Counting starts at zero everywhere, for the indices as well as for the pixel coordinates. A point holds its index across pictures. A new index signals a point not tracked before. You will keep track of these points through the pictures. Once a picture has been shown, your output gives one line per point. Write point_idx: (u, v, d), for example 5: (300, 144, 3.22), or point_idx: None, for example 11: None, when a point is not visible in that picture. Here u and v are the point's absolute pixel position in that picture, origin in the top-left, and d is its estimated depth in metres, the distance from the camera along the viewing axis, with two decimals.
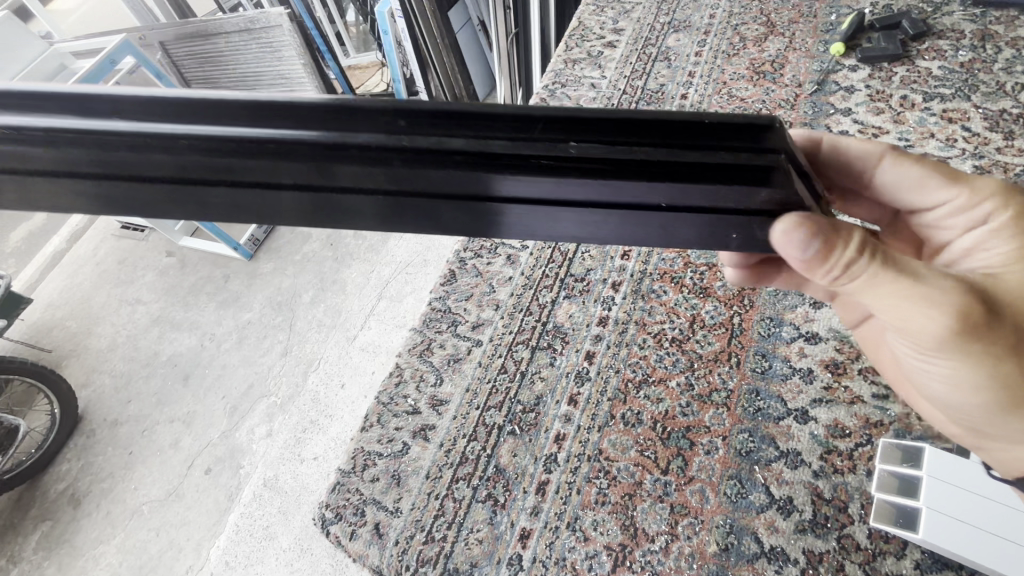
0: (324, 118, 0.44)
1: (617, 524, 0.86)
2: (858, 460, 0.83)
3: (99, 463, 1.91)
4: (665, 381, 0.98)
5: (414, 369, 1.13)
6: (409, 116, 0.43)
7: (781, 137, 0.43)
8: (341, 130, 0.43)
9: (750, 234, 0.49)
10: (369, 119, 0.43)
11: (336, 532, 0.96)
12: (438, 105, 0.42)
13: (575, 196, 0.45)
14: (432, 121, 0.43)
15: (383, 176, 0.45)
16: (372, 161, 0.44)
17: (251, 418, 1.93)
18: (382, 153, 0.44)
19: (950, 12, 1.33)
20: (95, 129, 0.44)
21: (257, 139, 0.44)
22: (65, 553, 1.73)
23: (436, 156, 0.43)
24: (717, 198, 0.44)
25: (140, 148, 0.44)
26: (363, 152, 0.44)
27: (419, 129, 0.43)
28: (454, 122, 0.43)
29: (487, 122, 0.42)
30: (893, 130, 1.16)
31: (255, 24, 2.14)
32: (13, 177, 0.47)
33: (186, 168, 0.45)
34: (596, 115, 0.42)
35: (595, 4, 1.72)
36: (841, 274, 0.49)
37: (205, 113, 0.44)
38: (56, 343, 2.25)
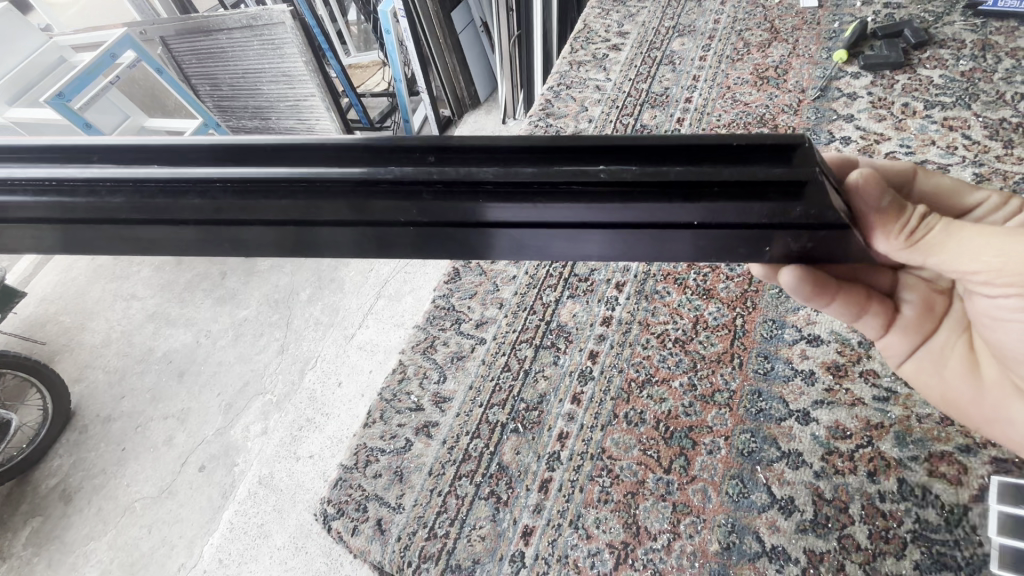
0: (364, 158, 0.52)
1: (619, 523, 0.86)
2: (858, 461, 0.84)
3: (91, 459, 1.90)
4: (668, 381, 0.98)
5: (417, 366, 1.13)
6: (440, 153, 0.52)
7: (773, 152, 0.50)
8: (380, 169, 0.51)
9: (753, 247, 0.54)
10: (408, 157, 0.52)
11: (337, 528, 0.95)
12: (465, 143, 0.51)
13: (584, 217, 0.51)
14: (463, 157, 0.51)
15: (419, 206, 0.52)
16: (410, 193, 0.51)
17: (246, 415, 1.92)
18: (419, 186, 0.51)
19: (951, 22, 1.35)
20: (137, 177, 0.53)
21: (303, 181, 0.52)
22: (55, 550, 1.72)
23: (466, 185, 0.51)
24: (714, 212, 0.50)
25: (176, 196, 0.53)
26: (402, 186, 0.51)
27: (450, 162, 0.51)
28: (480, 156, 0.51)
29: (509, 155, 0.51)
30: (895, 137, 1.18)
31: (257, 22, 2.10)
32: (72, 219, 0.56)
33: (220, 211, 0.53)
34: (605, 147, 0.50)
35: (601, 7, 1.73)
36: (914, 230, 0.55)
37: (239, 158, 0.53)
38: (49, 337, 2.24)
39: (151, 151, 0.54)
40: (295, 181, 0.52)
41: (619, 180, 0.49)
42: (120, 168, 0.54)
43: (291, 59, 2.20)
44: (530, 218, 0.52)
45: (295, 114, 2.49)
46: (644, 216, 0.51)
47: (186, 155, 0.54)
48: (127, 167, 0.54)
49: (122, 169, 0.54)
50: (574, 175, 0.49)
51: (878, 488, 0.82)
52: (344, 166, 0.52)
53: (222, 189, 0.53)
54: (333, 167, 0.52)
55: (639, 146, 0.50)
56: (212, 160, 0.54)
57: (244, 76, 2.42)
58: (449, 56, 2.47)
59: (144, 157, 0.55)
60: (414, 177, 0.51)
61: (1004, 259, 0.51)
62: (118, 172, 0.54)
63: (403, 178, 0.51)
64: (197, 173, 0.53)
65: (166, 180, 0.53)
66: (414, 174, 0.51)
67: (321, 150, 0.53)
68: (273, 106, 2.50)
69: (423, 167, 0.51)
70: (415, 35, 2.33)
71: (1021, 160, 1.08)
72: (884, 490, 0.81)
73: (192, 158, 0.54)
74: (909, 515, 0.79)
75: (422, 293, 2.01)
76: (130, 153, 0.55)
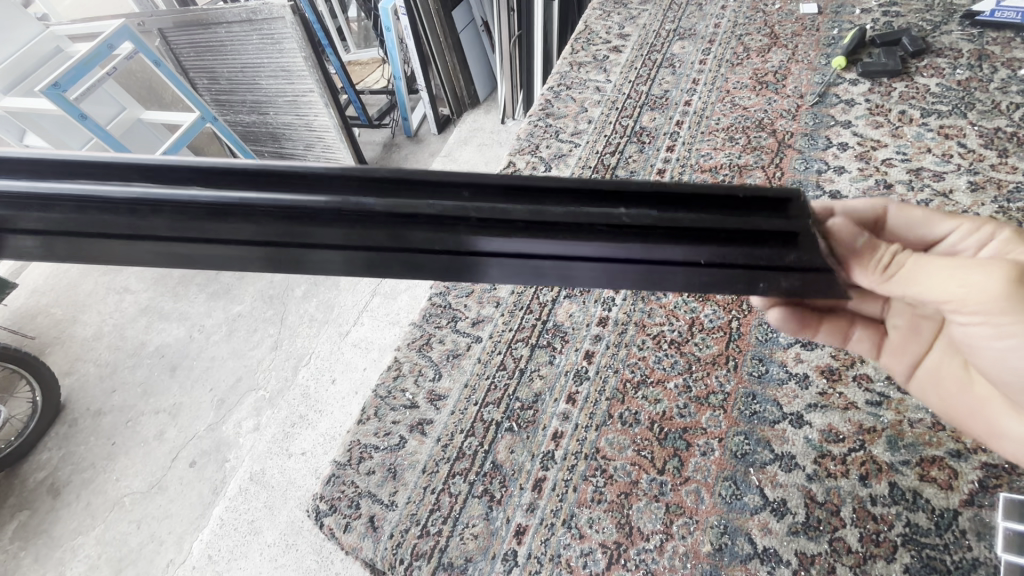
0: (399, 190, 0.54)
1: (613, 523, 0.86)
2: (850, 465, 0.85)
3: (80, 453, 1.88)
4: (663, 382, 0.99)
5: (413, 364, 1.13)
6: (467, 189, 0.54)
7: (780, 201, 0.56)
8: (409, 201, 0.53)
9: (775, 284, 0.55)
10: (433, 191, 0.54)
11: (330, 524, 0.95)
12: (491, 180, 0.54)
13: (611, 254, 0.55)
14: (490, 193, 0.54)
15: (443, 235, 0.54)
16: (439, 223, 0.54)
17: (239, 411, 1.91)
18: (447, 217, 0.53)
19: (948, 31, 1.36)
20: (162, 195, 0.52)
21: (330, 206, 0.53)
22: (42, 544, 1.70)
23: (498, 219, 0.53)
24: (727, 255, 0.55)
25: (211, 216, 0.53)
26: (430, 218, 0.54)
27: (479, 198, 0.54)
28: (507, 193, 0.54)
29: (536, 195, 0.54)
30: (891, 144, 1.19)
31: (257, 16, 2.11)
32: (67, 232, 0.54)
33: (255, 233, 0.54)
34: (635, 189, 0.53)
35: (601, 9, 1.74)
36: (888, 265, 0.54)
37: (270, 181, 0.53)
38: (40, 330, 2.22)
39: (158, 171, 0.53)
40: (324, 208, 0.53)
41: (645, 224, 0.54)
42: (128, 187, 0.53)
43: (290, 54, 2.19)
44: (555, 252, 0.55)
45: (292, 110, 2.47)
46: (663, 255, 0.55)
47: (200, 176, 0.53)
48: (134, 187, 0.53)
49: (130, 189, 0.52)
50: (603, 218, 0.54)
51: (870, 492, 0.82)
52: (369, 194, 0.53)
53: (247, 213, 0.53)
54: (360, 196, 0.53)
55: (666, 192, 0.54)
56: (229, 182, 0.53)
57: (242, 70, 2.41)
58: (449, 55, 2.47)
59: (151, 174, 0.53)
60: (444, 210, 0.53)
61: (967, 290, 0.49)
62: (127, 191, 0.52)
63: (433, 212, 0.53)
64: (216, 194, 0.53)
65: (185, 201, 0.53)
66: (446, 207, 0.53)
67: (342, 177, 0.53)
68: (270, 101, 2.48)
69: (452, 201, 0.54)
70: (415, 32, 2.33)
71: (1015, 169, 1.09)
72: (876, 493, 0.82)
73: (205, 179, 0.53)
74: (900, 519, 0.79)
75: (418, 291, 2.00)
76: (135, 171, 0.53)
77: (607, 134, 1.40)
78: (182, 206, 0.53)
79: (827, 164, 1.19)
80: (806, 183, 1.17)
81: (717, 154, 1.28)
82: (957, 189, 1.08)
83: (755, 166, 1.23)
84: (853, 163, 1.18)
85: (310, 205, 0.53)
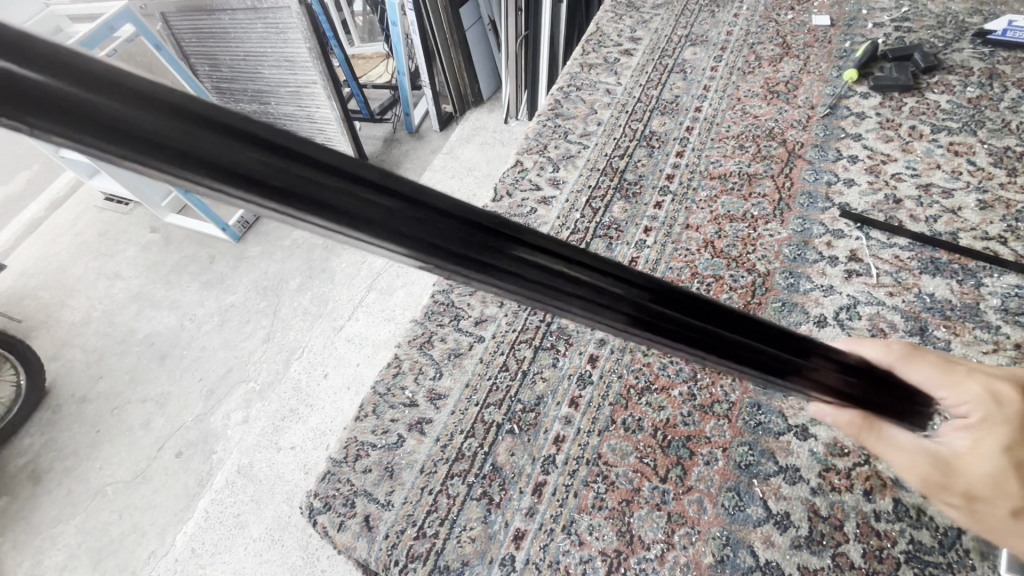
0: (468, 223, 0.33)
1: (613, 530, 0.85)
2: (855, 479, 0.84)
3: (63, 440, 1.85)
4: (668, 390, 0.97)
5: (413, 361, 1.11)
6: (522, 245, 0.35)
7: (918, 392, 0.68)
8: (428, 220, 0.30)
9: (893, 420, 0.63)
10: (471, 226, 0.32)
11: (323, 522, 0.93)
12: (554, 236, 0.37)
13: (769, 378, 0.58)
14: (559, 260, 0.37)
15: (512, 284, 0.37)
16: (491, 271, 0.35)
17: (227, 403, 1.86)
18: (492, 262, 0.34)
19: (959, 49, 1.36)
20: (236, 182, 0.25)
21: (349, 206, 0.28)
22: (19, 531, 1.67)
23: (563, 290, 0.38)
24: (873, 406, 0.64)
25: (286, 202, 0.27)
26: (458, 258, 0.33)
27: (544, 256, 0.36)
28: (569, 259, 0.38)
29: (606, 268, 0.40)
30: (901, 158, 1.18)
31: (262, 4, 2.08)
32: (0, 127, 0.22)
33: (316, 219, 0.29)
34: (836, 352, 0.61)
35: (613, 11, 1.73)
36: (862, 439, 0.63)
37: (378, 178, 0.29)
38: (27, 313, 2.18)
39: (127, 89, 0.21)
40: (335, 202, 0.27)
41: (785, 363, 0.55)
42: (67, 110, 0.20)
43: (294, 44, 2.17)
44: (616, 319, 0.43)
45: (294, 101, 2.43)
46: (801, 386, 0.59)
47: (203, 121, 0.23)
48: (84, 118, 0.21)
49: (72, 115, 0.20)
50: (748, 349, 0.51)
51: (875, 507, 0.81)
52: (395, 211, 0.29)
53: (255, 190, 0.25)
54: (379, 203, 0.28)
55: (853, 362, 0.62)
56: (246, 143, 0.24)
57: (246, 58, 2.37)
58: (455, 52, 2.45)
59: (120, 93, 0.21)
60: (495, 260, 0.34)
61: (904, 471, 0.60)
62: (63, 117, 0.20)
63: (473, 252, 0.33)
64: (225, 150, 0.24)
65: (184, 153, 0.23)
66: (499, 256, 0.34)
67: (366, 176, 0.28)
68: (272, 91, 2.45)
69: (494, 246, 0.34)
70: (421, 27, 2.32)
71: None
72: (880, 509, 0.81)
73: (215, 127, 0.23)
74: (904, 535, 0.78)
75: (415, 288, 1.99)
76: (88, 75, 0.21)
77: (616, 137, 1.39)
78: (159, 146, 0.22)
79: (837, 176, 1.19)
80: (815, 195, 1.17)
81: (726, 162, 1.27)
82: (965, 208, 1.09)
83: (764, 176, 1.23)
84: (863, 176, 1.18)
85: (328, 187, 0.27)
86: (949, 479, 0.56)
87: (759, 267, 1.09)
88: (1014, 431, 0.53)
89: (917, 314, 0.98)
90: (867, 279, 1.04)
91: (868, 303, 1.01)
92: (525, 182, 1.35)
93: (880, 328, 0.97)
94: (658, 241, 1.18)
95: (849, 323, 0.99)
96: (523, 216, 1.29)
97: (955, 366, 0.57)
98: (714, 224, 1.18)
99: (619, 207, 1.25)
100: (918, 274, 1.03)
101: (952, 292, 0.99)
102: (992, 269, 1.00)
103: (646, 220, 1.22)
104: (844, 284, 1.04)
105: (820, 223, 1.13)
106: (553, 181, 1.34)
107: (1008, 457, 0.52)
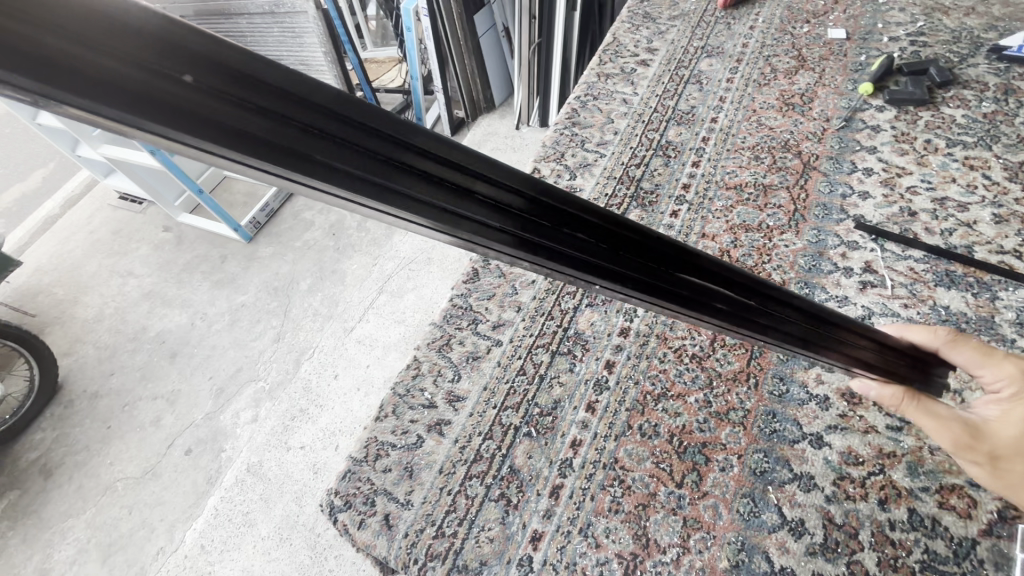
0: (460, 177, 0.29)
1: (629, 534, 0.86)
2: (869, 488, 0.85)
3: (76, 435, 1.88)
4: (684, 397, 0.99)
5: (432, 363, 1.13)
6: (522, 200, 0.32)
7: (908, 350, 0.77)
8: (424, 173, 0.27)
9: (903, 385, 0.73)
10: (471, 178, 0.29)
11: (343, 520, 0.95)
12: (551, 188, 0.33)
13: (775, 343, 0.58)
14: (560, 217, 0.34)
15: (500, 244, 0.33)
16: (479, 226, 0.31)
17: (238, 401, 1.89)
18: (488, 220, 0.31)
19: (975, 64, 1.37)
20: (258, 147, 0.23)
21: (337, 160, 0.24)
22: (32, 525, 1.70)
23: (555, 246, 0.35)
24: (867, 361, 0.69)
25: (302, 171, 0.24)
26: (453, 220, 0.30)
27: (542, 213, 0.33)
28: (570, 215, 0.34)
29: (608, 224, 0.37)
30: (916, 172, 1.20)
31: (280, 8, 2.12)
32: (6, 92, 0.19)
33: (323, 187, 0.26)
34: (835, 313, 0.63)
35: (630, 22, 1.75)
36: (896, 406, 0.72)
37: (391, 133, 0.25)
38: (42, 309, 2.22)
39: (113, 24, 0.17)
40: (322, 155, 0.24)
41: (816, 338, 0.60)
42: (34, 54, 0.16)
43: (310, 48, 2.21)
44: (612, 281, 0.40)
45: None
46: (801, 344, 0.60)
47: (195, 60, 0.19)
48: (54, 62, 0.17)
49: (44, 60, 0.17)
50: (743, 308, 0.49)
51: (890, 517, 0.82)
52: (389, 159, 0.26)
53: (238, 145, 0.22)
54: (370, 154, 0.25)
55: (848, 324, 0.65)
56: (237, 90, 0.21)
57: None
58: (469, 59, 2.47)
59: (110, 34, 0.17)
60: (492, 218, 0.31)
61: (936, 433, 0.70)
62: (27, 61, 0.16)
63: (469, 209, 0.30)
64: (211, 100, 0.20)
65: (169, 104, 0.20)
66: (496, 212, 0.31)
67: (364, 120, 0.24)
68: None
69: (492, 203, 0.31)
70: (436, 33, 2.35)
71: None
72: (894, 518, 0.82)
73: (211, 70, 0.20)
74: (918, 545, 0.79)
75: (426, 291, 2.01)
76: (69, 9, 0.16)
77: (632, 146, 1.41)
78: (168, 109, 0.20)
79: (852, 188, 1.20)
80: (831, 207, 1.18)
81: (742, 172, 1.29)
82: (980, 222, 1.10)
83: (780, 187, 1.24)
84: (878, 189, 1.19)
85: (321, 137, 0.23)
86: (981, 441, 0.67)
87: (775, 277, 1.11)
88: None
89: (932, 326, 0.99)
90: (883, 290, 1.05)
91: (882, 314, 1.02)
92: None
93: None
94: None
95: None
96: None
97: (994, 353, 0.70)
98: (730, 234, 1.19)
99: (636, 215, 1.27)
100: (933, 287, 1.04)
101: (968, 305, 1.00)
102: (1006, 282, 1.01)
103: (662, 228, 1.24)
104: (860, 295, 1.05)
105: (835, 234, 1.14)
106: (570, 189, 1.36)
107: None
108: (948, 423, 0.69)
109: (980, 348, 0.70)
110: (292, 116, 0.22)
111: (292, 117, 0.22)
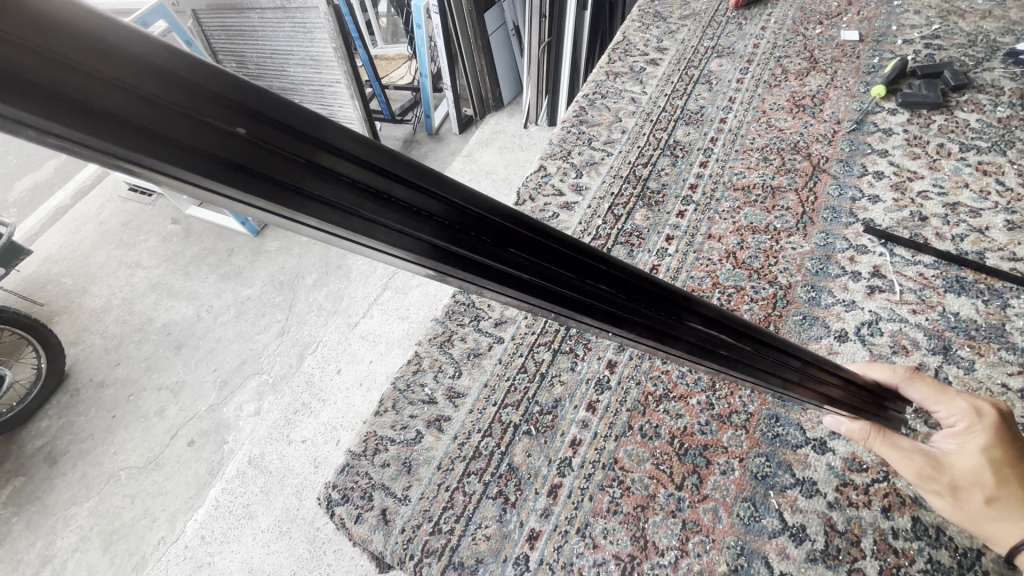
0: (445, 210, 0.27)
1: (627, 535, 0.85)
2: (872, 495, 0.83)
3: (80, 424, 1.89)
4: (686, 398, 0.98)
5: (433, 359, 1.12)
6: (501, 231, 0.30)
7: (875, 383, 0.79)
8: (411, 206, 0.26)
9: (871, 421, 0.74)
10: (464, 215, 0.28)
11: (341, 513, 0.94)
12: (533, 221, 0.32)
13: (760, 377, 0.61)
14: (541, 249, 0.33)
15: (477, 274, 0.32)
16: (459, 258, 0.30)
17: (240, 393, 1.90)
18: (468, 250, 0.30)
19: (991, 68, 1.35)
20: (248, 177, 0.21)
21: (321, 188, 0.23)
22: (36, 511, 1.70)
23: (532, 280, 0.34)
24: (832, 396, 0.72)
25: (289, 205, 0.23)
26: (432, 247, 0.29)
27: (530, 251, 0.32)
28: (545, 246, 0.33)
29: (586, 256, 0.36)
30: (928, 176, 1.18)
31: (291, 4, 2.13)
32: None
33: (303, 219, 0.25)
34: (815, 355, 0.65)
35: (640, 21, 1.74)
36: (862, 440, 0.72)
37: (382, 165, 0.24)
38: (50, 298, 2.24)
39: (109, 46, 0.15)
40: (305, 184, 0.23)
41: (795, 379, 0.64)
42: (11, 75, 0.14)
43: (320, 45, 2.21)
44: (585, 311, 0.39)
45: (318, 99, 2.46)
46: (786, 373, 0.63)
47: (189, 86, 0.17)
48: (32, 85, 0.15)
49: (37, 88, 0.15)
50: (709, 335, 0.50)
51: (893, 525, 0.81)
52: (377, 190, 0.24)
53: (224, 175, 0.21)
54: (363, 189, 0.24)
55: (822, 364, 0.68)
56: (226, 117, 0.19)
57: (272, 56, 2.41)
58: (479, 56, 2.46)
59: (103, 56, 0.15)
60: (472, 250, 0.30)
61: (900, 467, 0.69)
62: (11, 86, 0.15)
63: (453, 243, 0.29)
64: (206, 128, 0.19)
65: (154, 131, 0.18)
66: (475, 247, 0.30)
67: (352, 152, 0.23)
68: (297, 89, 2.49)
69: (472, 232, 0.29)
70: (446, 31, 2.34)
71: None
72: (897, 527, 0.80)
73: (202, 96, 0.18)
74: (921, 554, 0.78)
75: (430, 288, 1.99)
76: (57, 28, 0.14)
77: (640, 145, 1.40)
78: (155, 135, 0.18)
79: (862, 192, 1.19)
80: (839, 210, 1.17)
81: (750, 174, 1.28)
82: (992, 227, 1.08)
83: (788, 189, 1.23)
84: (887, 193, 1.17)
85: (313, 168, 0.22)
86: (941, 474, 0.66)
87: (781, 279, 1.09)
88: (991, 437, 0.64)
89: (941, 333, 0.97)
90: (890, 295, 1.03)
91: (890, 319, 1.00)
92: (548, 187, 1.36)
93: (902, 345, 0.97)
94: (680, 250, 1.19)
95: (870, 338, 0.99)
96: (545, 221, 1.30)
97: (951, 388, 0.69)
98: (736, 235, 1.18)
99: (641, 214, 1.27)
100: (943, 293, 1.02)
101: (978, 311, 0.99)
102: (1019, 290, 0.99)
103: (667, 228, 1.23)
104: (866, 300, 1.04)
105: (843, 238, 1.13)
106: (576, 187, 1.35)
107: (984, 455, 0.63)
108: (912, 455, 0.68)
109: (935, 385, 0.70)
110: (283, 148, 0.21)
111: (286, 149, 0.21)
